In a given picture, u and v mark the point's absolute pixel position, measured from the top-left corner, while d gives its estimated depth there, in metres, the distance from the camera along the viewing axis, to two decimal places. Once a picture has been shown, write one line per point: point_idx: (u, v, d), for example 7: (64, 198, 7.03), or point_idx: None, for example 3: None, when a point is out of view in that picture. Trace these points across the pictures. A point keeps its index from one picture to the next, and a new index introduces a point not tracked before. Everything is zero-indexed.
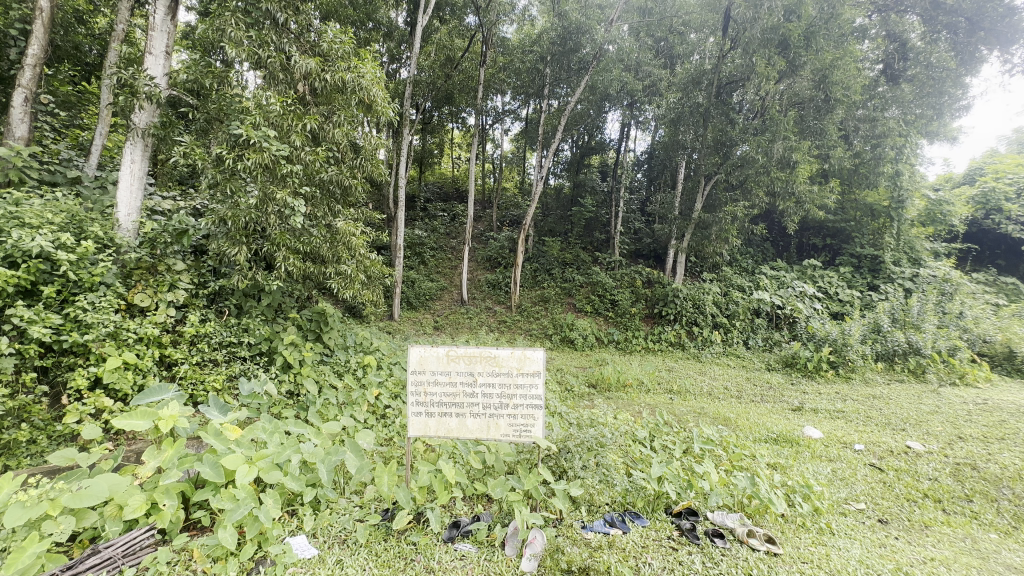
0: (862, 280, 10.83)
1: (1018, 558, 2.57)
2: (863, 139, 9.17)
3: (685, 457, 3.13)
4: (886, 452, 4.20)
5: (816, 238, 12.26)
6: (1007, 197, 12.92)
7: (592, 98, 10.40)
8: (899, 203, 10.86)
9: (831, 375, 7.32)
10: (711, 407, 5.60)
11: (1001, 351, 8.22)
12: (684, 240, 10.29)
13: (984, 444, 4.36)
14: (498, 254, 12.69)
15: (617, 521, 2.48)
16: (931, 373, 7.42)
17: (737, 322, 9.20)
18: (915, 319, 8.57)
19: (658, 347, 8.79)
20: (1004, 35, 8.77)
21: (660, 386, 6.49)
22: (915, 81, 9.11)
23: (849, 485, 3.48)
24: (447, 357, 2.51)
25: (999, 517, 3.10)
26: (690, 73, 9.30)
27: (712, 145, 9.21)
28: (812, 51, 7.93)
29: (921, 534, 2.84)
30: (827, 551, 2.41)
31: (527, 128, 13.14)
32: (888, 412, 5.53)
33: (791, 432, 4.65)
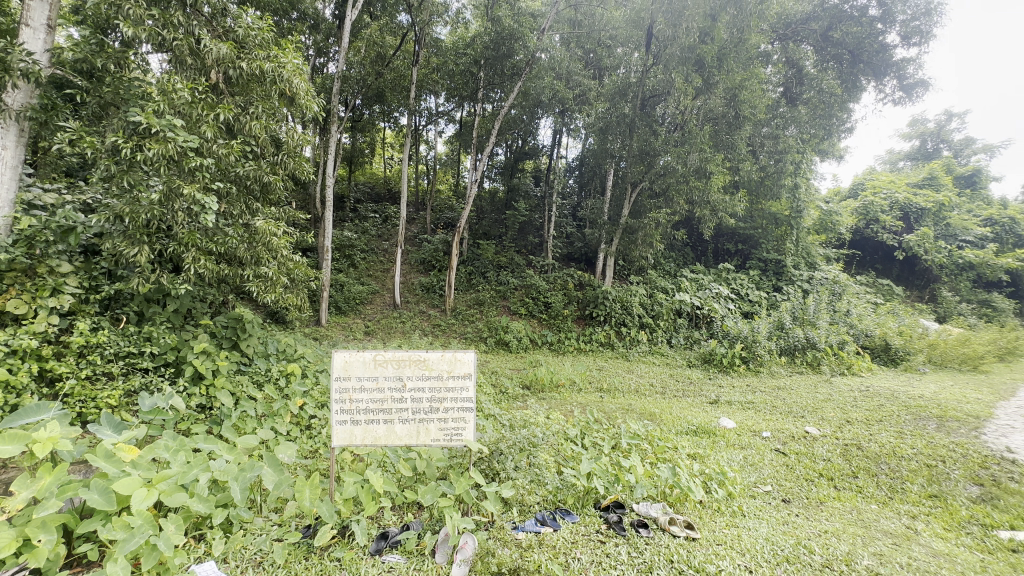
0: (769, 282, 11.91)
1: (892, 524, 2.93)
2: (768, 154, 10.07)
3: (614, 453, 3.25)
4: (789, 438, 4.62)
5: (730, 244, 13.28)
6: (882, 210, 14.83)
7: (524, 104, 10.61)
8: (797, 213, 12.10)
9: (742, 370, 7.95)
10: (638, 403, 5.86)
11: (879, 344, 9.37)
12: (613, 244, 10.74)
13: (867, 426, 4.95)
14: (432, 256, 12.50)
15: (548, 519, 2.51)
16: (825, 365, 8.31)
17: (661, 322, 9.75)
18: (812, 317, 9.53)
19: (589, 347, 9.08)
20: (878, 68, 10.12)
21: (591, 385, 6.71)
22: (809, 104, 10.09)
23: (758, 470, 3.79)
24: (374, 361, 2.41)
25: (878, 490, 3.53)
26: (617, 85, 9.74)
27: (637, 154, 9.71)
28: (723, 71, 8.65)
29: (817, 509, 3.15)
30: (739, 531, 2.60)
31: (461, 131, 13.10)
32: (790, 401, 6.12)
33: (709, 423, 5.00)
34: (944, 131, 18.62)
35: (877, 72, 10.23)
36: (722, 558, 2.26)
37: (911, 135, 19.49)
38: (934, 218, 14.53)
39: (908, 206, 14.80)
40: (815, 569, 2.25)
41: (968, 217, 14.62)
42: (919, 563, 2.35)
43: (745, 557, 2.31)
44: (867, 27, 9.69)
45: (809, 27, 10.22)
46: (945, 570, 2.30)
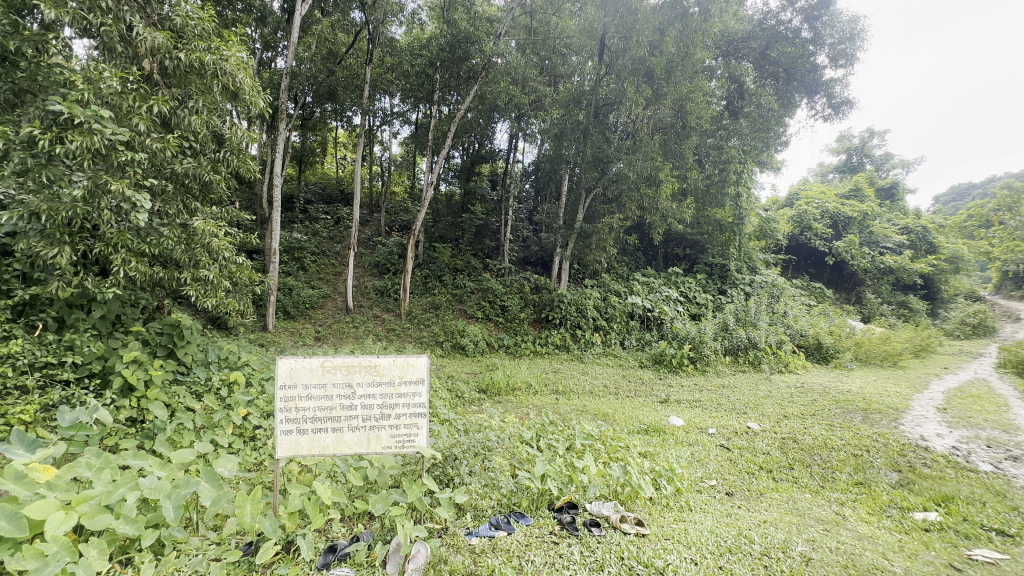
0: (714, 285, 12.52)
1: (824, 512, 3.14)
2: (712, 163, 10.57)
3: (568, 454, 3.30)
4: (733, 433, 4.86)
5: (678, 249, 13.82)
6: (815, 218, 15.93)
7: (481, 108, 10.64)
8: (739, 220, 12.79)
9: (690, 370, 8.29)
10: (593, 404, 5.99)
11: (812, 342, 10.03)
12: (568, 248, 10.95)
13: (801, 420, 5.29)
14: (387, 259, 12.23)
15: (502, 523, 2.50)
16: (765, 363, 8.82)
17: (615, 325, 10.01)
18: (753, 318, 10.09)
19: (545, 350, 9.18)
20: (810, 86, 10.89)
21: (547, 387, 6.79)
22: (750, 117, 10.63)
23: (704, 465, 3.96)
24: (322, 367, 2.32)
25: (811, 479, 3.77)
26: (571, 93, 9.98)
27: (591, 160, 9.98)
28: (671, 84, 8.98)
29: (757, 501, 3.33)
30: (686, 525, 2.70)
31: (416, 133, 12.93)
32: (733, 398, 6.45)
33: (658, 422, 5.18)
34: (867, 147, 20.29)
35: (809, 90, 10.98)
36: (669, 551, 2.34)
37: (839, 150, 21.07)
38: (859, 227, 15.79)
39: (837, 214, 15.98)
40: (755, 557, 2.36)
41: (887, 226, 16.10)
42: (846, 546, 2.53)
43: (691, 549, 2.40)
44: (800, 48, 10.39)
45: (748, 46, 10.81)
46: (868, 551, 2.49)
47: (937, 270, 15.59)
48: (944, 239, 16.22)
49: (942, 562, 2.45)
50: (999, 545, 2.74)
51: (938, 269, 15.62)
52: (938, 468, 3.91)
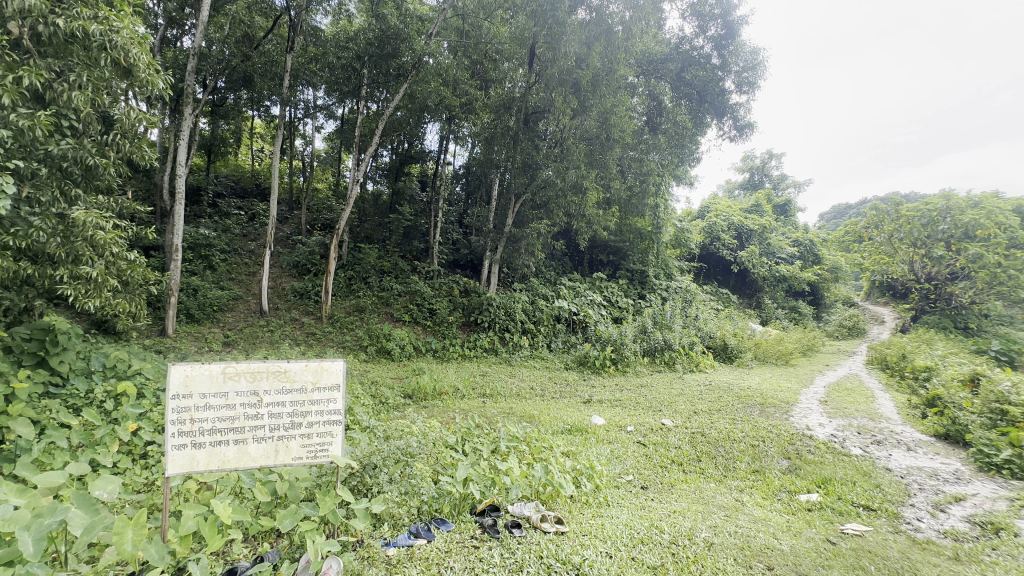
0: (634, 290, 13.23)
1: (726, 499, 3.41)
2: (634, 174, 11.15)
3: (492, 456, 3.30)
4: (649, 430, 5.14)
5: (603, 255, 14.43)
6: (723, 230, 17.36)
7: (410, 107, 10.38)
8: (657, 229, 13.63)
9: (612, 371, 8.66)
10: (519, 406, 6.05)
11: (720, 344, 10.91)
12: (497, 252, 11.03)
13: (708, 416, 5.72)
14: (308, 259, 11.55)
15: (422, 531, 2.45)
16: (679, 364, 9.46)
17: (542, 328, 10.21)
18: (668, 321, 10.77)
19: (473, 353, 9.16)
20: (719, 108, 11.89)
21: (474, 390, 6.76)
22: (667, 134, 11.14)
23: (622, 462, 4.14)
24: (224, 374, 2.11)
25: (716, 470, 4.08)
26: (502, 98, 10.19)
27: (521, 166, 10.15)
28: (596, 97, 9.35)
29: (669, 492, 3.54)
30: (602, 521, 2.80)
31: (342, 128, 12.35)
32: (650, 397, 6.82)
33: (581, 421, 5.35)
34: (766, 167, 22.54)
35: (718, 112, 12.00)
36: (586, 547, 2.41)
37: (743, 168, 23.19)
38: (759, 239, 17.45)
39: (741, 227, 17.54)
40: (664, 546, 2.49)
41: (782, 239, 17.97)
42: (743, 529, 2.76)
43: (607, 543, 2.49)
44: (710, 73, 11.33)
45: (666, 67, 11.52)
46: (761, 533, 2.72)
47: (821, 279, 17.67)
48: (826, 252, 18.42)
49: (821, 537, 2.75)
50: (865, 519, 3.14)
51: (822, 277, 17.68)
52: (819, 454, 4.40)
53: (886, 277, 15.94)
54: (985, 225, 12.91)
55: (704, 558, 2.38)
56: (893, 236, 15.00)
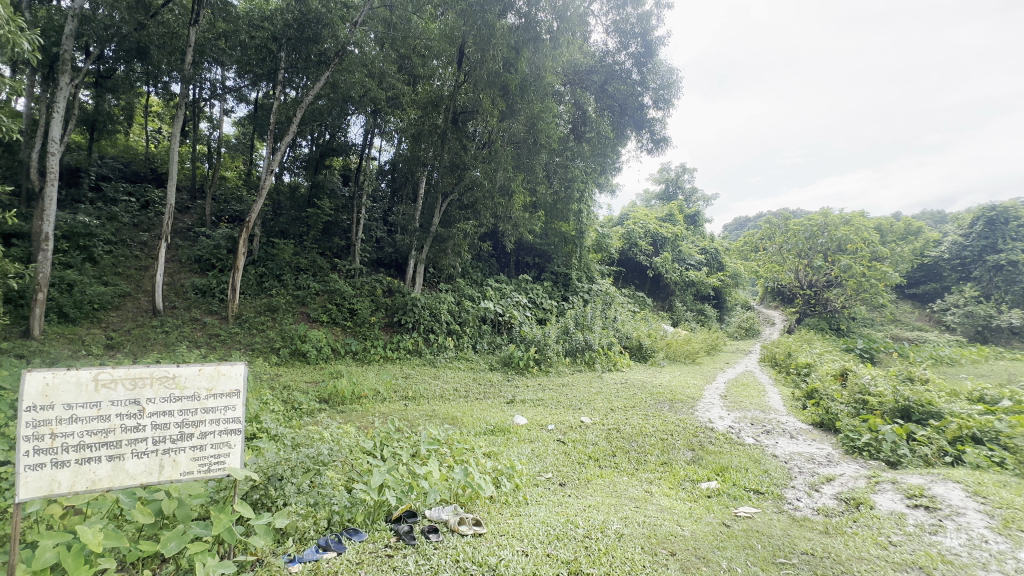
0: (558, 292, 13.61)
1: (637, 490, 3.60)
2: (559, 180, 11.48)
3: (412, 460, 3.22)
4: (568, 428, 5.29)
5: (528, 257, 14.66)
6: (640, 236, 18.42)
7: (333, 97, 9.86)
8: (580, 234, 14.14)
9: (535, 371, 8.84)
10: (442, 409, 5.95)
11: (635, 344, 11.54)
12: (423, 251, 10.85)
13: (623, 412, 6.02)
14: (212, 254, 10.52)
15: (332, 543, 2.33)
16: (598, 363, 9.87)
17: (467, 329, 10.16)
18: (589, 322, 11.20)
19: (396, 355, 8.89)
20: (637, 122, 12.61)
21: (396, 394, 6.54)
22: (591, 142, 11.62)
23: (542, 460, 4.23)
24: (95, 382, 1.84)
25: (629, 463, 4.30)
26: (430, 95, 9.77)
27: (448, 165, 10.03)
28: (524, 101, 9.47)
29: (585, 487, 3.68)
30: (521, 519, 2.83)
31: (255, 113, 11.44)
32: (570, 395, 7.05)
33: (504, 422, 5.38)
34: (679, 180, 24.31)
35: (637, 125, 12.73)
36: (503, 547, 2.42)
37: (659, 180, 24.81)
38: (672, 246, 18.72)
39: (656, 234, 18.70)
40: (579, 540, 2.57)
41: (692, 247, 19.44)
42: (650, 519, 2.92)
43: (524, 541, 2.52)
44: (630, 87, 11.94)
45: (590, 79, 11.87)
46: (667, 521, 2.90)
47: (725, 284, 19.36)
48: (729, 260, 20.21)
49: (718, 521, 3.00)
50: (755, 501, 3.47)
51: (725, 283, 19.35)
52: (718, 444, 4.80)
53: (776, 284, 17.83)
54: (853, 240, 15.19)
55: (614, 549, 2.48)
56: (783, 247, 16.79)
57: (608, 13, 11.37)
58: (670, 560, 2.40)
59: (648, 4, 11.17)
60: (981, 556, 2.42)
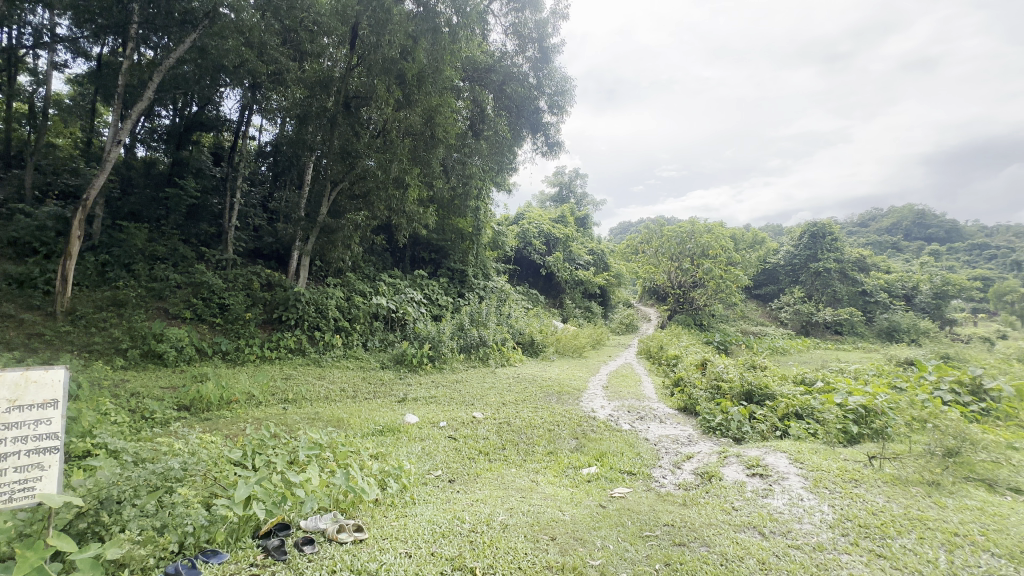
0: (454, 289, 13.57)
1: (523, 481, 3.72)
2: (457, 176, 11.35)
3: (289, 468, 2.96)
4: (460, 424, 5.29)
5: (425, 252, 14.35)
6: (534, 236, 19.08)
7: (201, 63, 8.64)
8: (477, 231, 14.19)
9: (428, 368, 8.71)
10: (326, 411, 5.55)
11: (528, 339, 11.94)
12: (308, 243, 10.17)
13: (514, 406, 6.19)
14: (34, 236, 8.62)
15: (182, 569, 2.03)
16: (492, 359, 10.03)
17: (357, 326, 9.63)
18: (484, 318, 11.31)
19: (274, 355, 8.13)
20: (533, 124, 13.05)
21: (274, 397, 6.00)
22: (489, 140, 11.73)
23: (432, 458, 4.19)
24: None
25: (518, 455, 4.42)
26: (317, 75, 9.02)
27: (338, 152, 9.45)
28: (422, 93, 9.03)
29: (474, 482, 3.70)
30: (405, 521, 2.76)
31: (97, 71, 9.59)
32: (463, 391, 7.08)
33: (394, 421, 5.21)
34: (572, 184, 25.70)
35: (532, 128, 13.18)
36: (385, 551, 2.34)
37: (554, 183, 25.97)
38: (563, 247, 19.69)
39: (549, 235, 19.49)
40: (464, 535, 2.57)
41: (581, 248, 20.64)
42: (534, 507, 3.03)
43: (407, 543, 2.46)
44: (527, 90, 12.25)
45: (489, 77, 11.90)
46: (549, 508, 3.04)
47: (609, 283, 20.89)
48: (613, 261, 21.84)
49: (595, 503, 3.22)
50: (628, 482, 3.80)
51: (609, 282, 20.88)
52: (600, 432, 5.15)
53: (652, 284, 19.69)
54: (714, 246, 17.36)
55: (498, 540, 2.53)
56: (659, 251, 18.59)
57: (508, 13, 11.45)
58: (550, 545, 2.51)
59: (545, 12, 11.55)
60: (798, 511, 2.91)
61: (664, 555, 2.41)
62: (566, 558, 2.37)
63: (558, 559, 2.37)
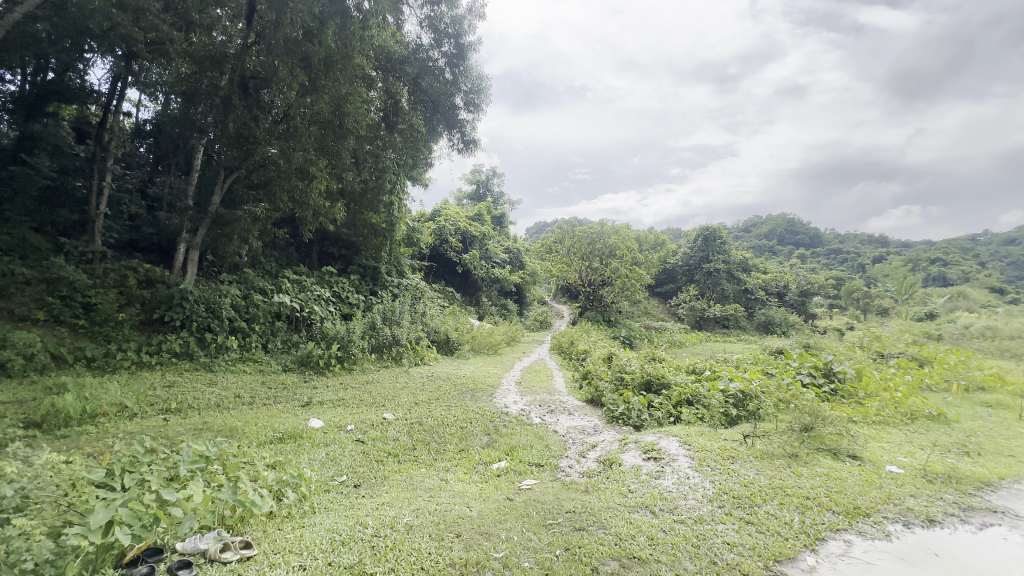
0: (365, 286, 13.02)
1: (433, 480, 3.67)
2: (369, 169, 10.90)
3: (166, 486, 2.64)
4: (369, 426, 5.09)
5: (334, 248, 13.58)
6: (452, 233, 18.87)
7: (59, 22, 7.39)
8: (391, 226, 13.69)
9: (337, 370, 8.29)
10: (217, 420, 5.04)
11: (443, 338, 11.82)
12: (198, 235, 9.26)
13: (427, 406, 6.09)
14: None
15: None
16: (405, 358, 9.79)
17: (257, 326, 8.88)
18: (398, 317, 10.97)
19: (154, 361, 7.23)
20: (449, 120, 12.88)
21: (152, 407, 5.34)
22: (403, 133, 11.31)
23: (336, 463, 3.98)
24: None
25: (429, 455, 4.36)
26: (208, 50, 8.13)
27: (233, 137, 8.71)
28: (330, 80, 8.47)
29: (382, 485, 3.59)
30: (301, 532, 2.61)
31: None
32: (374, 393, 6.81)
33: (296, 427, 4.89)
34: (488, 183, 25.84)
35: (448, 124, 13.00)
36: (276, 567, 2.22)
37: (471, 180, 25.93)
38: (480, 245, 19.72)
39: (466, 232, 19.30)
40: (365, 541, 2.49)
41: (498, 246, 20.84)
42: (442, 506, 3.01)
43: (301, 556, 2.33)
44: (443, 85, 12.05)
45: (403, 69, 11.52)
46: (457, 505, 3.03)
47: (524, 281, 21.36)
48: (528, 260, 22.34)
49: (503, 497, 3.28)
50: (536, 474, 3.91)
51: (524, 280, 21.34)
52: (511, 427, 5.25)
53: (565, 283, 20.47)
54: (620, 247, 18.48)
55: (402, 542, 2.48)
56: (571, 250, 19.37)
57: (422, 6, 11.19)
58: (455, 541, 2.51)
59: (461, 9, 11.45)
60: (684, 489, 3.20)
61: (565, 541, 2.51)
62: (470, 553, 2.38)
63: (462, 555, 2.38)
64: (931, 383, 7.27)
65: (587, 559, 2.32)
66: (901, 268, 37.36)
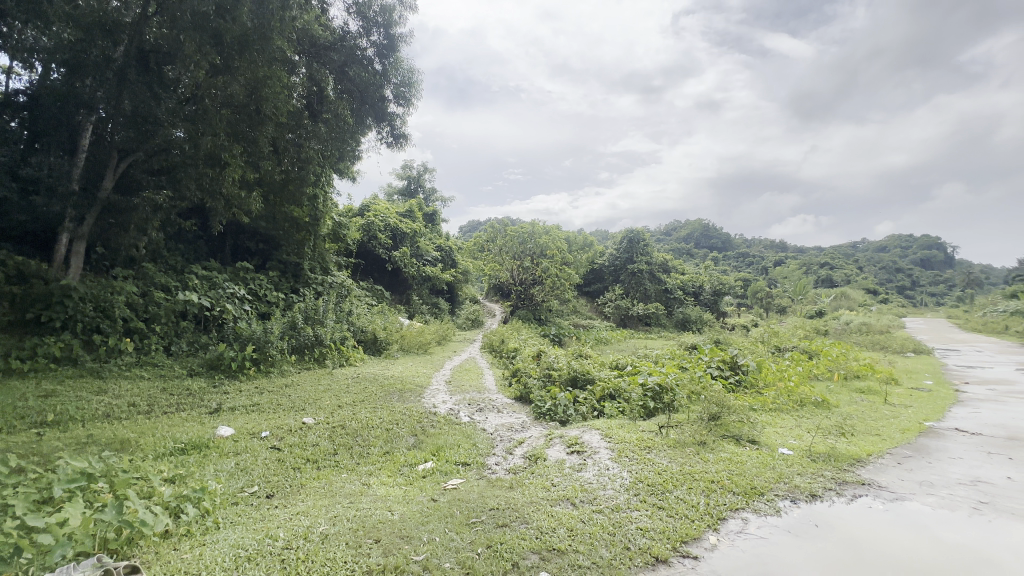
0: (285, 283, 12.23)
1: (353, 486, 3.53)
2: (291, 159, 10.42)
3: (34, 511, 2.30)
4: (286, 433, 4.78)
5: (250, 242, 12.61)
6: (381, 230, 18.24)
7: None
8: (315, 221, 12.79)
9: (251, 373, 7.72)
10: (105, 432, 4.49)
11: (370, 338, 11.40)
12: (85, 225, 8.28)
13: (351, 408, 5.85)
14: None
15: None
16: (328, 359, 9.33)
17: (157, 327, 8.00)
18: (322, 316, 10.42)
19: (26, 368, 6.29)
20: (378, 113, 12.33)
21: (22, 421, 4.63)
22: (327, 124, 10.47)
23: (247, 473, 3.70)
24: None
25: (351, 460, 4.18)
26: (96, 16, 7.00)
27: (129, 117, 7.96)
28: (245, 60, 7.58)
29: (297, 493, 3.39)
30: (201, 550, 2.41)
31: None
32: (293, 396, 6.42)
33: (202, 436, 4.49)
34: (420, 179, 25.30)
35: (377, 116, 12.49)
36: None
37: (402, 175, 25.25)
38: (411, 242, 19.24)
39: (396, 229, 18.76)
40: (274, 555, 2.34)
41: (429, 243, 20.45)
42: (362, 511, 2.90)
43: None
44: (372, 76, 11.55)
45: (329, 55, 10.89)
46: (378, 509, 2.93)
47: (456, 280, 21.17)
48: (460, 259, 22.15)
49: (427, 498, 3.23)
50: (462, 473, 3.89)
51: (456, 279, 21.15)
52: (438, 426, 5.18)
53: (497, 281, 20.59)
54: (551, 247, 19.04)
55: (315, 553, 2.36)
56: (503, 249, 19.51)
57: None
58: (373, 548, 2.43)
59: None
60: (603, 479, 3.34)
61: (488, 539, 2.50)
62: (389, 559, 2.32)
63: (380, 561, 2.31)
64: (817, 373, 8.20)
65: (508, 555, 2.35)
66: (796, 271, 41.63)
